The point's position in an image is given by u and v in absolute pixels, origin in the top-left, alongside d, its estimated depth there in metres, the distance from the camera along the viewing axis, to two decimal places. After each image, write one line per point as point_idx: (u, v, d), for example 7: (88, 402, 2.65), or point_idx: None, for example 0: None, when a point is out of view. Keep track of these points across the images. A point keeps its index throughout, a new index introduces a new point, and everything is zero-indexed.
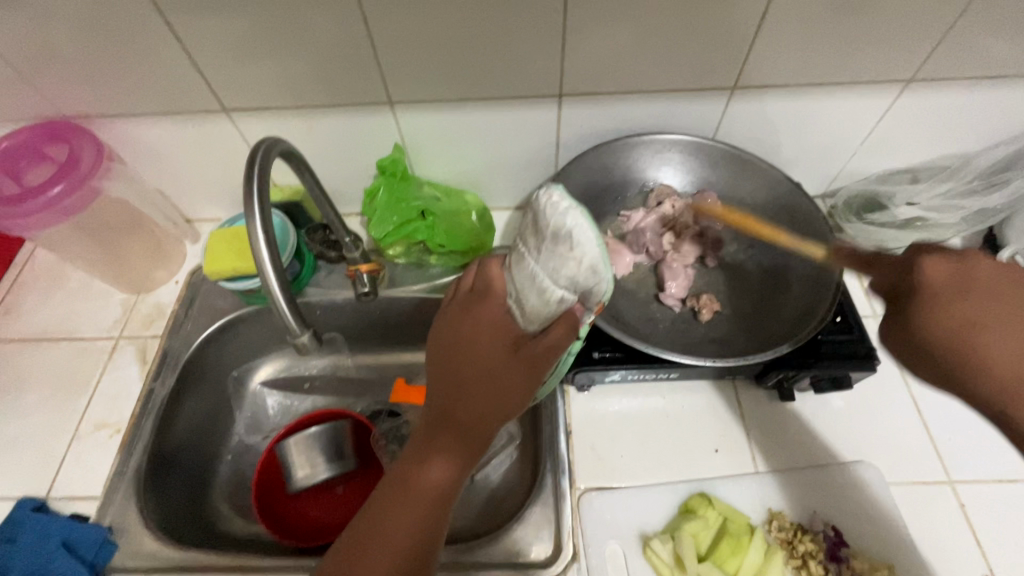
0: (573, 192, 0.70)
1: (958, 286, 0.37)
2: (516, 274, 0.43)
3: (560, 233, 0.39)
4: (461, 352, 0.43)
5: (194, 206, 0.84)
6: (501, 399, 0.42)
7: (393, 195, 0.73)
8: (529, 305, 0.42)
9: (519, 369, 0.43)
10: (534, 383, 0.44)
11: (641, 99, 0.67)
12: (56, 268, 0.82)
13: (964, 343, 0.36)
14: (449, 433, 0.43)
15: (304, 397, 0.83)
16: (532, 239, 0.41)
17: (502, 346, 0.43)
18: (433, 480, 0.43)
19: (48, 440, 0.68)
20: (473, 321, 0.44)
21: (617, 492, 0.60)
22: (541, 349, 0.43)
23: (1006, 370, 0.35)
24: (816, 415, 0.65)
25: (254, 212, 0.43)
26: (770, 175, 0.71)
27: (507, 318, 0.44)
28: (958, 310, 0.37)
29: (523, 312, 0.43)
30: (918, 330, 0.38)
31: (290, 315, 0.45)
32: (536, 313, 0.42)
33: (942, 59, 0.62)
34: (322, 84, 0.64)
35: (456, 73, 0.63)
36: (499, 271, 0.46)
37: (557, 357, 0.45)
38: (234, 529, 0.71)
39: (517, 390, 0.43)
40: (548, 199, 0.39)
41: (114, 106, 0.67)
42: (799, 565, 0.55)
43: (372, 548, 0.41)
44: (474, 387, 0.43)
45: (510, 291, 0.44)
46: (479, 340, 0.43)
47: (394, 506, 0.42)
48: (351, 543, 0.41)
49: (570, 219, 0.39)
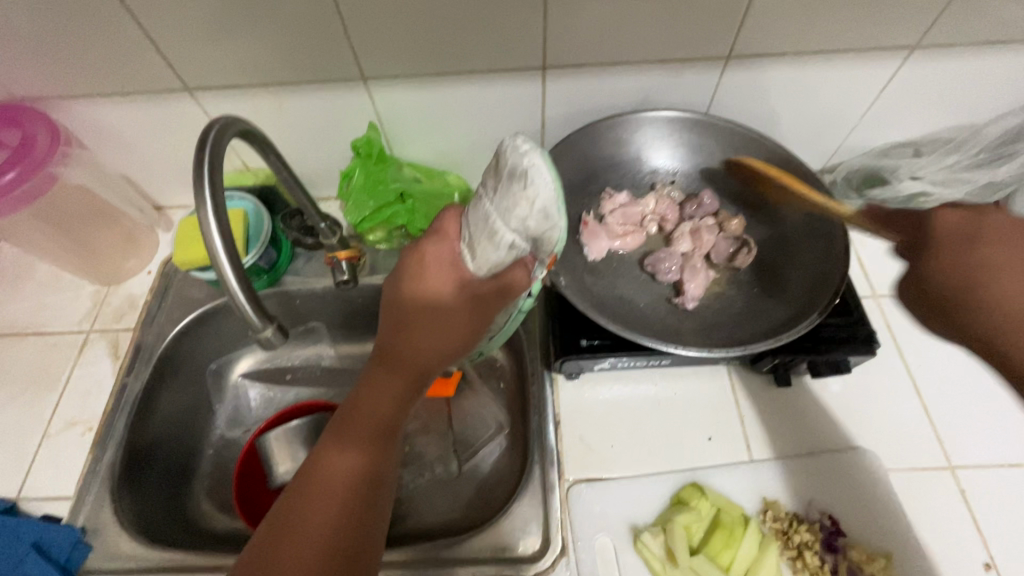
0: (568, 167, 0.67)
1: (965, 236, 0.41)
2: (470, 217, 0.42)
3: (516, 171, 0.39)
4: (408, 292, 0.44)
5: (164, 193, 0.80)
6: (441, 343, 0.44)
7: (370, 179, 0.69)
8: (480, 249, 0.41)
9: (461, 312, 0.43)
10: (477, 328, 0.44)
11: (630, 72, 0.63)
12: (22, 261, 0.78)
13: (967, 284, 0.40)
14: (390, 377, 0.45)
15: (287, 389, 0.80)
16: (489, 180, 0.41)
17: (447, 285, 0.43)
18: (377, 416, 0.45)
19: (17, 440, 0.65)
20: (419, 266, 0.44)
21: (607, 484, 0.58)
22: (485, 291, 0.43)
23: (997, 303, 0.39)
24: (813, 401, 0.63)
25: (205, 197, 0.40)
26: (779, 154, 0.67)
27: (456, 257, 0.43)
28: (973, 254, 0.40)
29: (473, 256, 0.42)
30: (928, 274, 0.42)
31: (250, 308, 0.41)
32: (485, 258, 0.41)
33: (947, 25, 0.59)
34: (286, 61, 0.60)
35: (432, 47, 0.59)
36: (456, 219, 0.44)
37: (507, 303, 0.45)
38: (216, 526, 0.69)
39: (460, 335, 0.44)
40: (510, 142, 0.39)
41: (69, 88, 0.63)
42: (795, 556, 0.54)
43: (307, 506, 0.41)
44: (416, 331, 0.44)
45: (462, 236, 0.43)
46: (423, 287, 0.43)
47: (331, 468, 0.43)
48: (286, 503, 0.42)
49: (528, 159, 0.39)
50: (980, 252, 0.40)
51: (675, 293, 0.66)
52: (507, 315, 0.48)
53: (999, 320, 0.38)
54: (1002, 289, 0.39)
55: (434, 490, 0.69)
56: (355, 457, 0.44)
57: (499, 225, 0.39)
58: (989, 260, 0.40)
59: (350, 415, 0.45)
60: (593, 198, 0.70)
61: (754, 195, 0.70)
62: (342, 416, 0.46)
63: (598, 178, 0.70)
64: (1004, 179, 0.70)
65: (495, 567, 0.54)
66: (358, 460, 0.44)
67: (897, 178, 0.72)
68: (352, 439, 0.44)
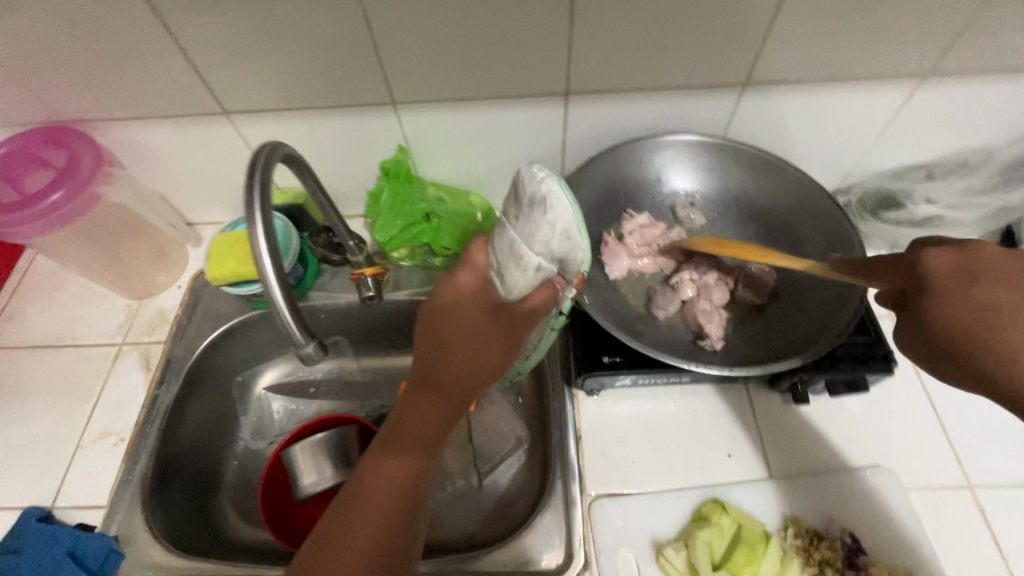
0: (592, 187, 0.69)
1: (968, 281, 0.39)
2: (497, 245, 0.46)
3: (537, 197, 0.43)
4: (443, 317, 0.47)
5: (195, 210, 0.82)
6: (477, 363, 0.47)
7: (398, 198, 0.72)
8: (509, 274, 0.44)
9: (496, 334, 0.46)
10: (508, 347, 0.47)
11: (650, 96, 0.66)
12: (57, 274, 0.81)
13: (981, 334, 0.38)
14: (428, 396, 0.48)
15: (309, 402, 0.81)
16: (511, 208, 0.45)
17: (479, 308, 0.46)
18: (417, 433, 0.47)
19: (52, 449, 0.67)
20: (452, 293, 0.47)
21: (628, 498, 0.59)
22: (517, 314, 0.46)
23: (1018, 355, 0.37)
24: (832, 419, 0.64)
25: (256, 217, 0.42)
26: (795, 177, 0.69)
27: (486, 283, 0.47)
28: (978, 298, 0.39)
29: (504, 281, 0.45)
30: (938, 324, 0.40)
31: (294, 325, 0.44)
32: (516, 283, 0.44)
33: (959, 52, 0.60)
34: (321, 85, 0.63)
35: (460, 73, 0.62)
36: (483, 249, 0.48)
37: (535, 325, 0.48)
38: (242, 536, 0.71)
39: (494, 356, 0.47)
40: (527, 170, 0.43)
41: (112, 110, 0.66)
42: (816, 573, 0.55)
43: (355, 519, 0.44)
44: (453, 353, 0.47)
45: (490, 263, 0.46)
46: (457, 312, 0.46)
47: (376, 483, 0.45)
48: (334, 516, 0.44)
49: (546, 186, 0.43)
50: (986, 297, 0.39)
51: (698, 336, 0.64)
52: (541, 333, 0.50)
53: (1020, 371, 0.37)
54: (1020, 337, 0.37)
55: (455, 504, 0.70)
56: (397, 472, 0.46)
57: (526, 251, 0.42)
58: (997, 302, 0.38)
59: (392, 434, 0.48)
60: (616, 218, 0.72)
61: (773, 215, 0.71)
62: (384, 435, 0.48)
63: (620, 198, 0.72)
64: (1017, 204, 0.73)
65: None
66: (400, 476, 0.46)
67: (913, 201, 0.74)
68: (394, 455, 0.47)
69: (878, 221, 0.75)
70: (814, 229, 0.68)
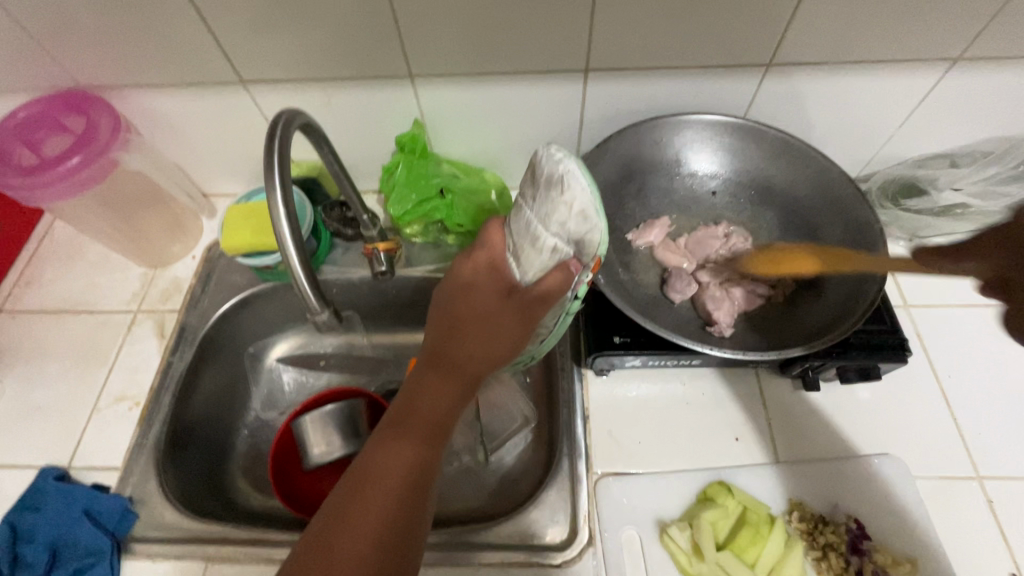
0: (611, 164, 0.68)
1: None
2: (513, 225, 0.47)
3: (554, 177, 0.43)
4: (459, 299, 0.49)
5: (210, 181, 0.83)
6: (490, 342, 0.48)
7: (412, 172, 0.72)
8: (525, 255, 0.46)
9: (509, 317, 0.47)
10: (524, 330, 0.48)
11: (670, 76, 0.65)
12: (74, 241, 0.82)
13: None
14: (439, 375, 0.49)
15: (320, 375, 0.83)
16: (529, 188, 0.46)
17: (495, 291, 0.48)
18: (429, 412, 0.48)
19: (69, 411, 0.69)
20: (469, 278, 0.49)
21: (634, 477, 0.60)
22: (530, 298, 0.46)
23: None
24: (840, 406, 0.64)
25: (275, 185, 0.42)
26: (818, 162, 0.67)
27: (502, 265, 0.48)
28: None
29: (519, 264, 0.47)
30: None
31: (310, 292, 0.44)
32: (530, 263, 0.46)
33: (992, 36, 0.59)
34: (338, 56, 0.62)
35: (479, 47, 0.61)
36: (499, 230, 0.49)
37: (549, 309, 0.48)
38: (251, 503, 0.72)
39: (508, 337, 0.48)
40: (545, 150, 0.43)
41: (130, 77, 0.66)
42: (819, 557, 0.54)
43: (367, 496, 0.43)
44: (466, 333, 0.48)
45: (507, 245, 0.47)
46: (473, 294, 0.48)
47: (388, 462, 0.45)
48: (345, 493, 0.44)
49: (563, 166, 0.43)
50: None
51: (708, 322, 0.64)
52: (554, 319, 0.51)
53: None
54: None
55: (461, 479, 0.71)
56: (407, 450, 0.46)
57: (540, 229, 0.43)
58: None
59: (403, 412, 0.48)
60: (630, 197, 0.71)
61: (790, 200, 0.70)
62: (395, 412, 0.49)
63: (636, 176, 0.71)
64: None
65: (524, 554, 0.56)
66: (412, 454, 0.46)
67: (936, 188, 0.72)
68: (406, 434, 0.47)
69: (898, 209, 0.74)
70: (833, 214, 0.67)
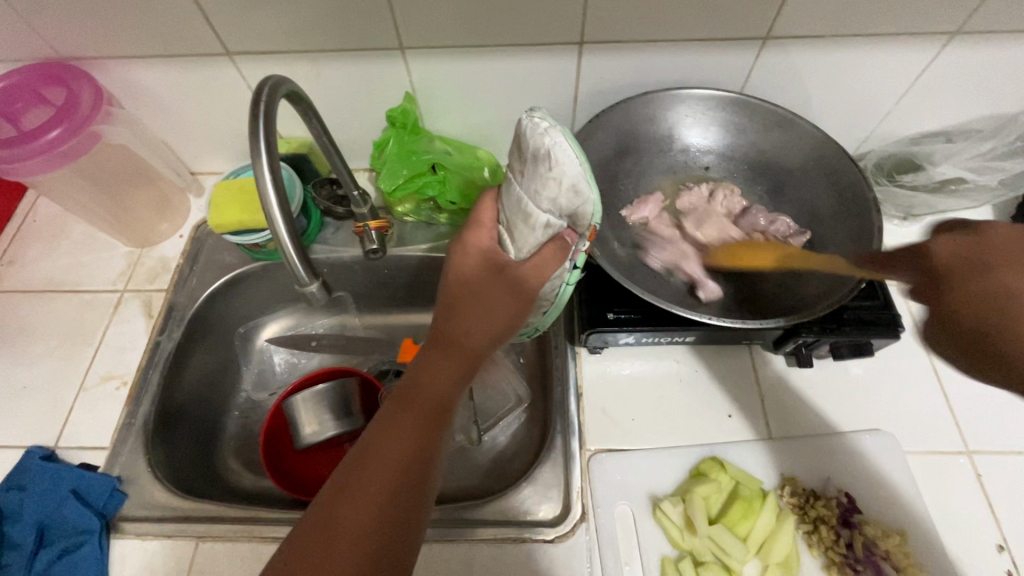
0: (604, 138, 0.67)
1: (977, 260, 0.35)
2: (506, 202, 0.47)
3: (540, 152, 0.43)
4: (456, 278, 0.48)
5: (198, 158, 0.81)
6: (489, 319, 0.47)
7: (404, 148, 0.71)
8: (518, 231, 0.46)
9: (504, 293, 0.47)
10: (520, 304, 0.47)
11: (665, 49, 0.64)
12: (58, 219, 0.80)
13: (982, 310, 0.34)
14: (439, 354, 0.47)
15: (312, 355, 0.82)
16: (517, 163, 0.46)
17: (488, 267, 0.47)
18: (432, 390, 0.46)
19: (56, 391, 0.68)
20: (463, 257, 0.48)
21: (626, 453, 0.60)
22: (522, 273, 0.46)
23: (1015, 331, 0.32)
24: (833, 383, 0.64)
25: (262, 156, 0.41)
26: (812, 135, 0.67)
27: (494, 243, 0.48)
28: (976, 283, 0.34)
29: (514, 242, 0.47)
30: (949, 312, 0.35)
31: (299, 264, 0.44)
32: (525, 239, 0.46)
33: (990, 11, 0.58)
34: (328, 28, 0.61)
35: (471, 18, 0.60)
36: (492, 205, 0.50)
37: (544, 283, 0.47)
38: (242, 483, 0.71)
39: (507, 312, 0.47)
40: (529, 123, 0.43)
41: (111, 48, 0.64)
42: (810, 530, 0.55)
43: (367, 469, 0.42)
44: (464, 309, 0.47)
45: (499, 220, 0.49)
46: (469, 271, 0.48)
47: (389, 436, 0.44)
48: (348, 467, 0.42)
49: (549, 138, 0.42)
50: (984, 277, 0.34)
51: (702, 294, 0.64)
52: (553, 290, 0.50)
53: None
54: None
55: (453, 458, 0.71)
56: (410, 427, 0.44)
57: (531, 208, 0.44)
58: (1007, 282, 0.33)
59: (405, 391, 0.46)
60: (622, 173, 0.71)
61: (785, 173, 0.70)
62: (399, 391, 0.47)
63: (629, 151, 0.71)
64: None
65: (517, 530, 0.56)
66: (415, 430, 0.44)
67: (931, 164, 0.72)
68: (408, 413, 0.45)
69: (892, 185, 0.73)
70: (826, 187, 0.67)
